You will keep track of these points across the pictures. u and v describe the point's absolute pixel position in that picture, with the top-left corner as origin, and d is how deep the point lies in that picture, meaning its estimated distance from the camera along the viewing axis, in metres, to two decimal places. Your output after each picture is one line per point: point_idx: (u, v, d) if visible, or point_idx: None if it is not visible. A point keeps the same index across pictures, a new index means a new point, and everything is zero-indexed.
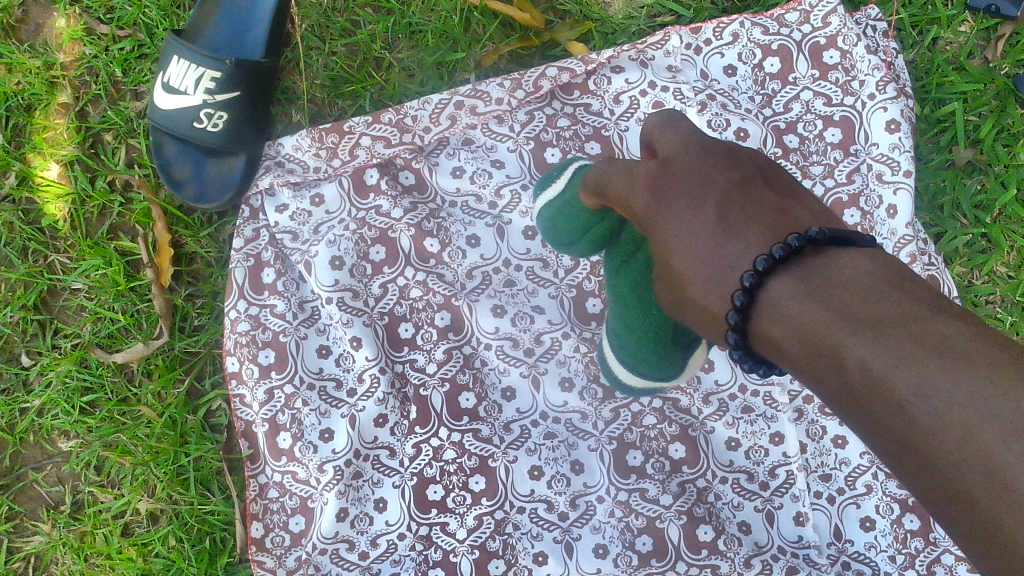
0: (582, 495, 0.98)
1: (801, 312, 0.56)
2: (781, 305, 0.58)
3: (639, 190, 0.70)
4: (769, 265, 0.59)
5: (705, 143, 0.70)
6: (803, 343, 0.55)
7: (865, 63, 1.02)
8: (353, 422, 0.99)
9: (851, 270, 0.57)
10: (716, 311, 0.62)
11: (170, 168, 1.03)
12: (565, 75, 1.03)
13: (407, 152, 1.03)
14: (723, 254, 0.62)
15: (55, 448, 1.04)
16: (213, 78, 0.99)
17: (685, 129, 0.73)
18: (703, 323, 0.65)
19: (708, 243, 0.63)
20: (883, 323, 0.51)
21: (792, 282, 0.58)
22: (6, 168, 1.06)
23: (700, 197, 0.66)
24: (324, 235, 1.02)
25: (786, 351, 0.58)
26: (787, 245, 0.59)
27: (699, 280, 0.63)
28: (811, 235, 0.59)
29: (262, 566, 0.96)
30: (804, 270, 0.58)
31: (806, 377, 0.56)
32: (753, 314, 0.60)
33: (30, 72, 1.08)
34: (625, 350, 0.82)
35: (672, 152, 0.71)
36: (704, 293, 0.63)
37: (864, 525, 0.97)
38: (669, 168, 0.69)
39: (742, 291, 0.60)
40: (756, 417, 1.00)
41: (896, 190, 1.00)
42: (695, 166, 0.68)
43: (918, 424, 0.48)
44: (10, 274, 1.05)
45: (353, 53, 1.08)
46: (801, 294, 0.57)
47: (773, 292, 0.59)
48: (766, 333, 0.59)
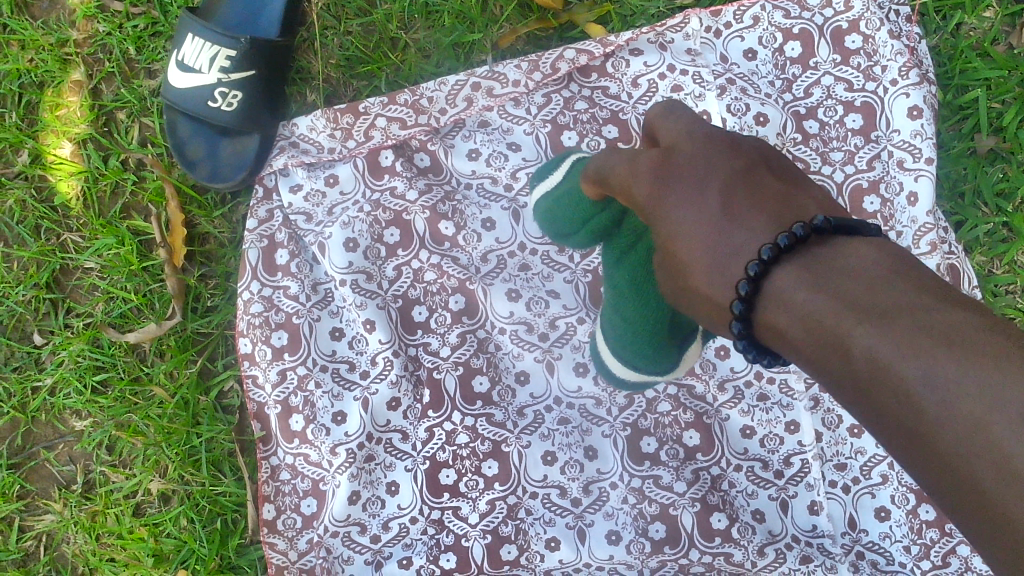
0: (595, 481, 0.98)
1: (806, 302, 0.54)
2: (786, 294, 0.56)
3: (643, 178, 0.68)
4: (775, 254, 0.57)
5: (707, 131, 0.68)
6: (809, 334, 0.53)
7: (888, 48, 1.01)
8: (365, 406, 0.98)
9: (857, 259, 0.55)
10: (719, 300, 0.61)
11: (184, 148, 1.02)
12: (583, 57, 1.01)
13: (422, 133, 1.02)
14: (727, 243, 0.60)
15: (67, 427, 1.04)
16: (228, 56, 0.98)
17: (687, 116, 0.71)
18: (706, 313, 0.63)
19: (711, 232, 0.62)
20: (891, 313, 0.50)
21: (797, 270, 0.56)
22: (19, 145, 1.06)
23: (703, 185, 0.64)
24: (338, 217, 1.01)
25: (791, 342, 0.56)
26: (792, 233, 0.57)
27: (702, 269, 0.62)
28: (815, 224, 0.57)
29: (274, 548, 0.96)
30: (809, 258, 0.56)
31: (811, 368, 0.54)
32: (756, 304, 0.58)
33: (43, 50, 1.07)
34: (623, 342, 0.81)
35: (674, 140, 0.69)
36: (707, 283, 0.61)
37: (879, 515, 0.96)
38: (671, 157, 0.67)
39: (747, 280, 0.58)
40: (772, 405, 0.98)
41: (917, 178, 0.99)
42: (697, 153, 0.66)
43: (929, 415, 0.46)
44: (23, 253, 1.05)
45: (368, 32, 1.07)
46: (807, 283, 0.55)
47: (778, 282, 0.57)
48: (771, 323, 0.57)
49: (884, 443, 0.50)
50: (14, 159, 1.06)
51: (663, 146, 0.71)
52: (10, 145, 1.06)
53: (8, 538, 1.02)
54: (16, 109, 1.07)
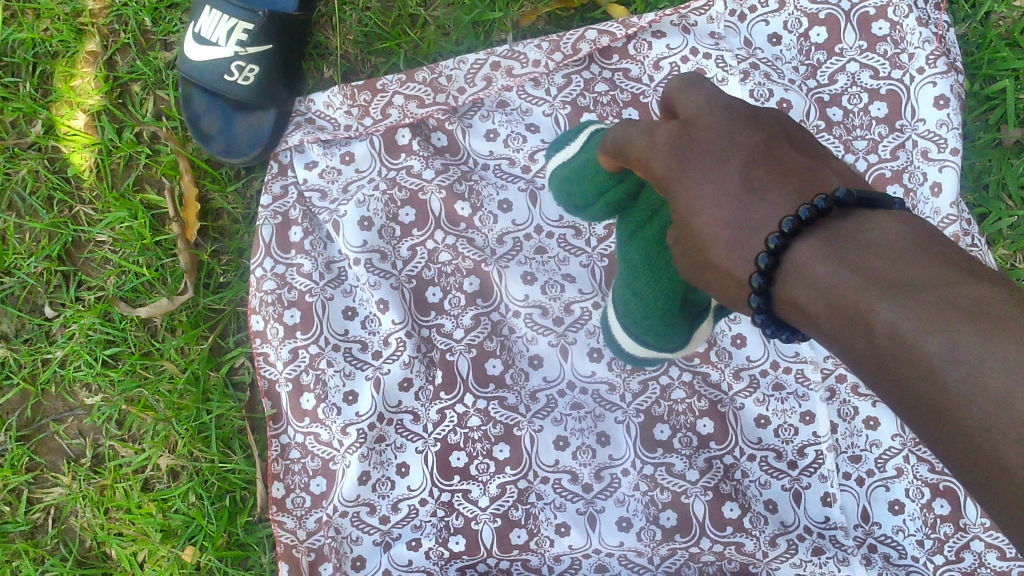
0: (606, 468, 0.97)
1: (827, 275, 0.52)
2: (807, 267, 0.53)
3: (660, 150, 0.65)
4: (795, 227, 0.54)
5: (727, 103, 0.65)
6: (829, 308, 0.51)
7: (916, 36, 0.99)
8: (378, 386, 0.98)
9: (880, 232, 0.52)
10: (738, 277, 0.58)
11: (198, 122, 1.01)
12: (605, 38, 1.00)
13: (441, 112, 1.01)
14: (747, 218, 0.58)
15: (77, 400, 1.04)
16: (245, 29, 0.97)
17: (708, 88, 0.68)
18: (723, 288, 0.60)
19: (730, 204, 0.59)
20: (916, 286, 0.48)
21: (819, 243, 0.54)
22: (33, 116, 1.05)
23: (723, 157, 0.61)
24: (353, 195, 1.00)
25: (811, 316, 0.53)
26: (813, 207, 0.54)
27: (721, 240, 0.59)
28: (838, 196, 0.54)
29: (282, 526, 0.95)
30: (831, 232, 0.54)
31: (832, 344, 0.52)
32: (776, 278, 0.55)
33: (58, 19, 1.06)
34: (633, 318, 0.80)
35: (694, 111, 0.66)
36: (726, 257, 0.58)
37: (893, 509, 0.95)
38: (690, 128, 0.64)
39: (767, 253, 0.55)
40: (788, 395, 0.97)
41: (941, 168, 0.97)
42: (718, 125, 0.63)
43: (951, 390, 0.44)
44: (35, 224, 1.04)
45: (388, 8, 1.06)
46: (828, 255, 0.53)
47: (799, 255, 0.54)
48: (791, 298, 0.55)
49: (906, 419, 0.48)
50: (28, 129, 1.06)
51: (681, 118, 0.67)
52: (24, 115, 1.06)
53: (17, 509, 1.02)
54: (30, 78, 1.06)
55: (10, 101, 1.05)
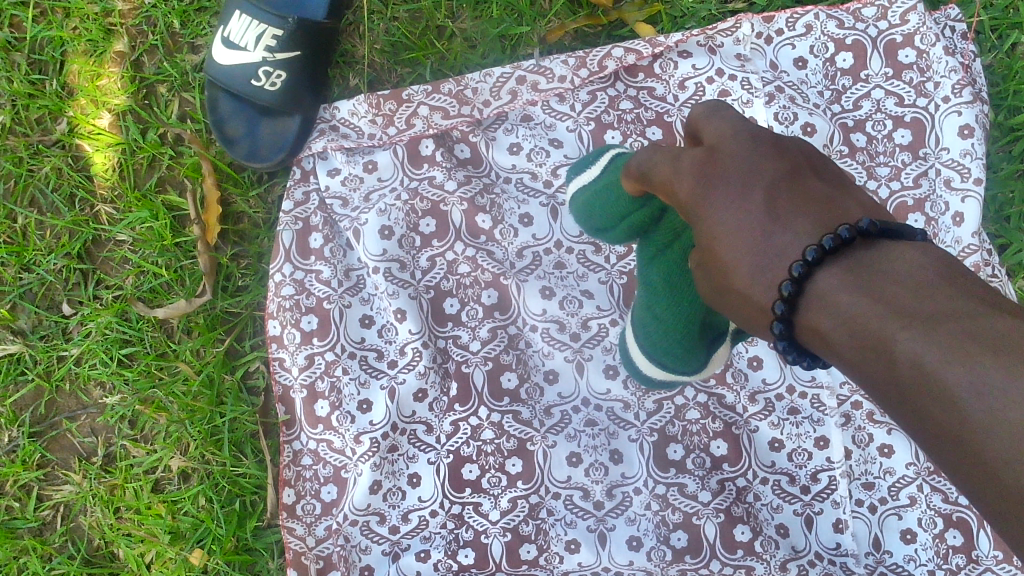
0: (618, 486, 0.96)
1: (851, 305, 0.52)
2: (831, 296, 0.53)
3: (686, 176, 0.63)
4: (819, 255, 0.54)
5: (752, 129, 0.64)
6: (852, 338, 0.51)
7: (942, 65, 0.99)
8: (392, 395, 0.97)
9: (904, 264, 0.52)
10: (760, 304, 0.57)
11: (224, 125, 1.02)
12: (631, 56, 1.01)
13: (465, 124, 1.01)
14: (771, 245, 0.57)
15: (90, 399, 1.04)
16: (275, 35, 0.97)
17: (733, 114, 0.66)
18: (746, 316, 0.59)
19: (755, 232, 0.58)
20: (940, 318, 0.48)
21: (842, 273, 0.53)
22: (58, 113, 1.06)
23: (747, 185, 0.60)
24: (374, 204, 1.00)
25: (833, 346, 0.53)
26: (837, 236, 0.54)
27: (745, 267, 0.58)
28: (862, 226, 0.54)
29: (292, 533, 0.95)
30: (855, 262, 0.54)
31: (853, 375, 0.52)
32: (798, 306, 0.55)
33: (87, 18, 1.06)
34: (653, 343, 0.79)
35: (718, 137, 0.64)
36: (750, 284, 0.58)
37: (905, 538, 0.95)
38: (716, 154, 0.63)
39: (791, 281, 0.54)
40: (803, 419, 0.97)
41: (964, 199, 0.97)
42: (744, 153, 0.62)
43: (972, 423, 0.44)
44: (57, 221, 1.04)
45: (416, 19, 1.06)
46: (852, 285, 0.52)
47: (822, 284, 0.54)
48: (812, 326, 0.54)
49: (925, 450, 0.48)
50: (53, 126, 1.06)
51: (705, 144, 0.66)
52: (49, 112, 1.06)
53: (26, 506, 1.02)
54: (58, 76, 1.06)
55: (36, 98, 1.06)
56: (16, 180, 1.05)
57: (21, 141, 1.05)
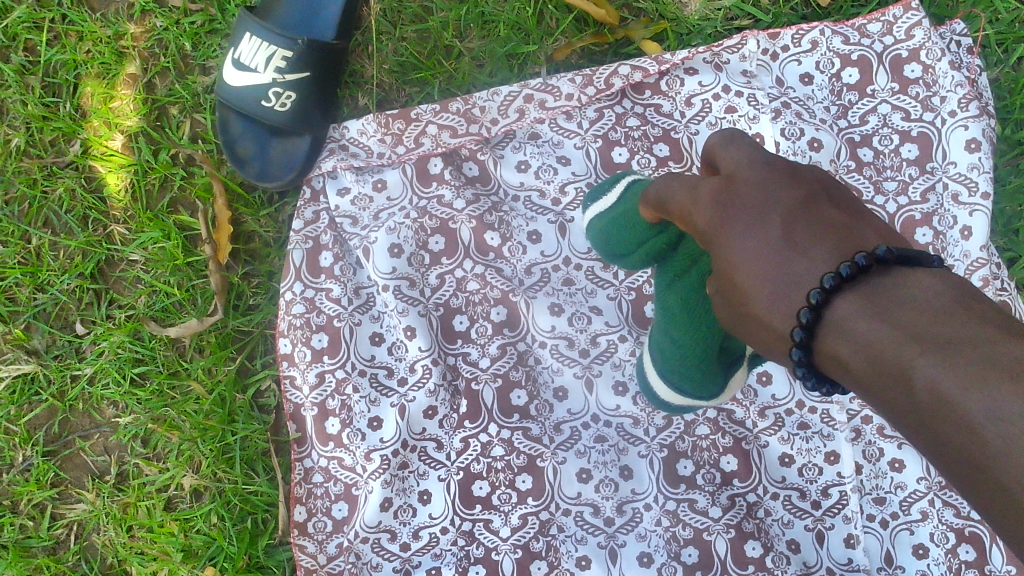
0: (629, 502, 0.96)
1: (869, 333, 0.52)
2: (850, 324, 0.53)
3: (701, 204, 0.65)
4: (837, 283, 0.54)
5: (768, 159, 0.65)
6: (870, 364, 0.51)
7: (948, 79, 1.00)
8: (402, 413, 0.98)
9: (921, 290, 0.52)
10: (778, 329, 0.57)
11: (234, 146, 1.03)
12: (638, 73, 1.02)
13: (473, 142, 1.02)
14: (788, 272, 0.57)
15: (103, 417, 1.05)
16: (284, 56, 0.99)
17: (748, 143, 0.67)
18: (765, 342, 0.60)
19: (772, 259, 0.58)
20: (957, 344, 0.48)
21: (860, 300, 0.53)
22: (72, 135, 1.07)
23: (764, 214, 0.61)
24: (384, 222, 1.01)
25: (853, 372, 0.53)
26: (854, 263, 0.54)
27: (762, 294, 0.58)
28: (879, 253, 0.54)
29: (303, 550, 0.95)
30: (872, 288, 0.54)
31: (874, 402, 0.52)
32: (817, 333, 0.55)
33: (100, 41, 1.08)
34: (670, 366, 0.80)
35: (734, 166, 0.65)
36: (768, 310, 0.58)
37: (917, 553, 0.94)
38: (732, 183, 0.64)
39: (809, 308, 0.55)
40: (813, 434, 0.97)
41: (972, 212, 0.97)
42: (760, 182, 0.63)
43: (991, 449, 0.44)
44: (70, 241, 1.05)
45: (424, 39, 1.07)
46: (870, 312, 0.53)
47: (840, 311, 0.54)
48: (831, 353, 0.54)
49: (948, 476, 0.48)
50: (66, 148, 1.07)
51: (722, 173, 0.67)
52: (63, 134, 1.07)
53: (40, 524, 1.03)
54: (71, 98, 1.08)
55: (49, 120, 1.07)
56: (30, 202, 1.07)
57: (36, 162, 1.07)
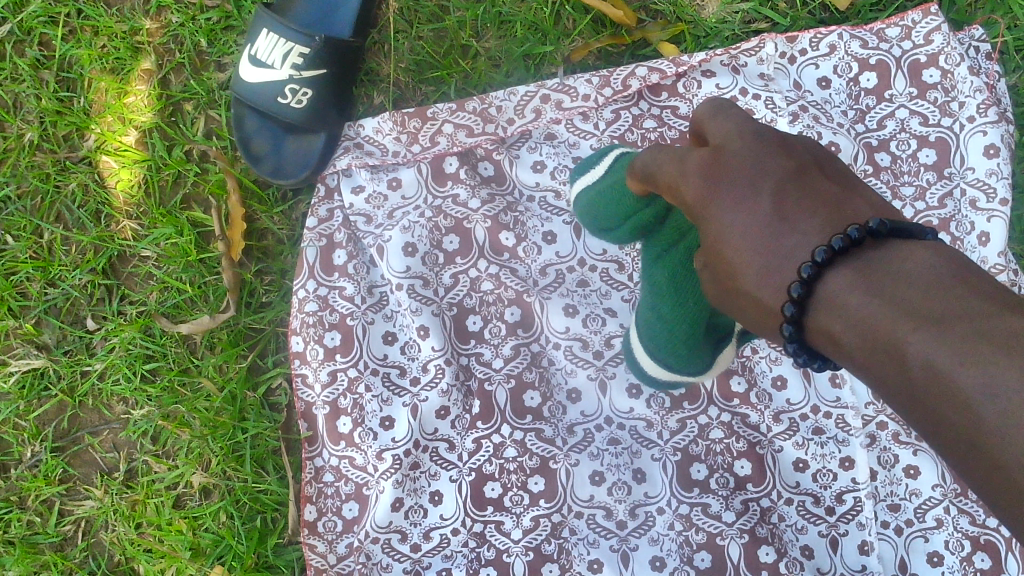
0: (641, 505, 0.96)
1: (860, 307, 0.51)
2: (842, 299, 0.52)
3: (690, 177, 0.63)
4: (827, 256, 0.53)
5: (759, 130, 0.63)
6: (861, 338, 0.50)
7: (967, 84, 0.99)
8: (414, 412, 0.97)
9: (913, 262, 0.51)
10: (769, 306, 0.57)
11: (249, 142, 1.03)
12: (655, 75, 1.01)
13: (489, 142, 1.02)
14: (779, 247, 0.56)
15: (112, 414, 1.04)
16: (301, 53, 0.98)
17: (739, 114, 0.65)
18: (756, 318, 0.59)
19: (764, 235, 0.57)
20: (947, 316, 0.46)
21: (853, 274, 0.52)
22: (85, 130, 1.07)
23: (755, 187, 0.59)
24: (398, 221, 1.01)
25: (845, 347, 0.52)
26: (845, 236, 0.53)
27: (753, 271, 0.57)
28: (871, 226, 0.53)
29: (314, 550, 0.95)
30: (865, 262, 0.52)
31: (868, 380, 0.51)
32: (808, 308, 0.54)
33: (116, 37, 1.08)
34: (658, 343, 0.79)
35: (723, 138, 0.64)
36: (757, 286, 0.57)
37: (931, 560, 0.94)
38: (721, 155, 0.62)
39: (800, 283, 0.54)
40: (828, 439, 0.96)
41: (990, 218, 0.97)
42: (750, 154, 0.61)
43: (983, 422, 0.43)
44: (82, 236, 1.05)
45: (440, 38, 1.07)
46: (861, 285, 0.51)
47: (832, 286, 0.53)
48: (823, 328, 0.53)
49: (940, 451, 0.47)
50: (80, 143, 1.07)
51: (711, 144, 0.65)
52: (77, 129, 1.07)
53: (47, 521, 1.02)
54: (85, 93, 1.07)
55: (64, 115, 1.07)
56: (43, 196, 1.06)
57: (49, 157, 1.06)
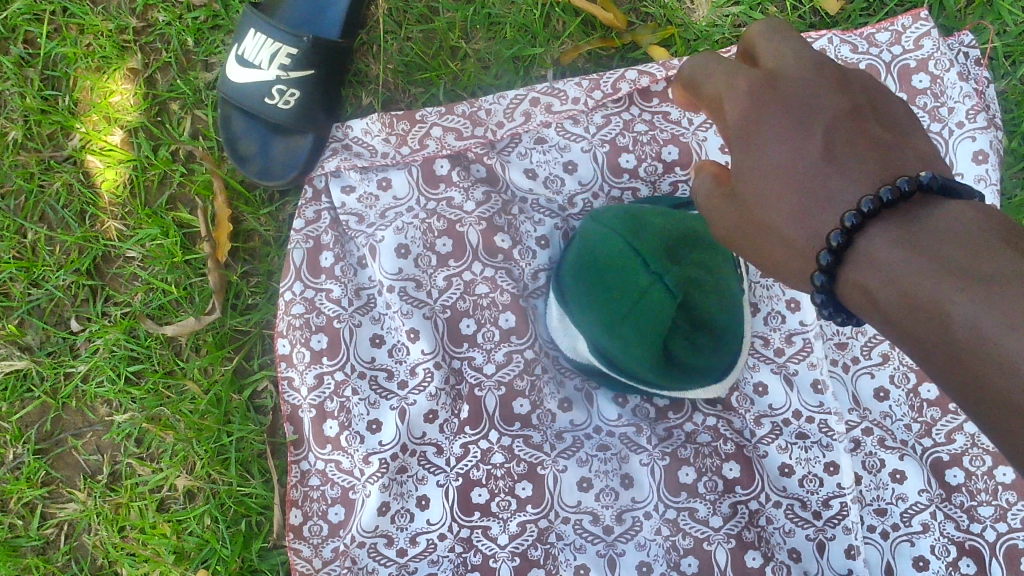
0: (628, 510, 0.95)
1: (902, 264, 0.45)
2: (886, 255, 0.47)
3: (738, 97, 0.55)
4: (874, 208, 0.48)
5: (817, 57, 0.56)
6: (902, 296, 0.45)
7: (956, 90, 1.00)
8: (402, 416, 0.96)
9: (965, 223, 0.45)
10: (797, 245, 0.53)
11: (236, 142, 1.02)
12: (645, 78, 1.01)
13: (479, 145, 1.01)
14: (823, 185, 0.52)
15: (96, 416, 1.03)
16: (289, 54, 0.97)
17: (796, 36, 0.56)
18: (783, 262, 0.55)
19: (800, 170, 0.53)
20: (998, 276, 0.41)
21: (897, 231, 0.47)
22: (70, 129, 1.06)
23: (805, 122, 0.54)
24: (391, 221, 1.00)
25: (881, 306, 0.46)
26: (895, 187, 0.48)
27: (784, 204, 0.53)
28: (921, 180, 0.48)
29: (299, 554, 0.94)
30: (913, 218, 0.47)
31: (909, 347, 0.45)
32: (843, 261, 0.49)
33: (101, 35, 1.06)
34: (627, 345, 0.83)
35: (776, 60, 0.55)
36: (782, 219, 0.53)
37: (917, 565, 0.94)
38: (777, 81, 0.55)
39: (840, 233, 0.49)
40: (812, 443, 0.96)
41: None
42: (804, 78, 0.55)
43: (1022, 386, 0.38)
44: (66, 237, 1.04)
45: (430, 39, 1.06)
46: (905, 243, 0.46)
47: (872, 240, 0.48)
48: (857, 284, 0.48)
49: (968, 416, 0.42)
50: (64, 142, 1.06)
51: (767, 66, 0.56)
52: (62, 128, 1.06)
53: (30, 523, 1.01)
54: (70, 92, 1.06)
55: (48, 114, 1.05)
56: (27, 196, 1.05)
57: (33, 156, 1.05)
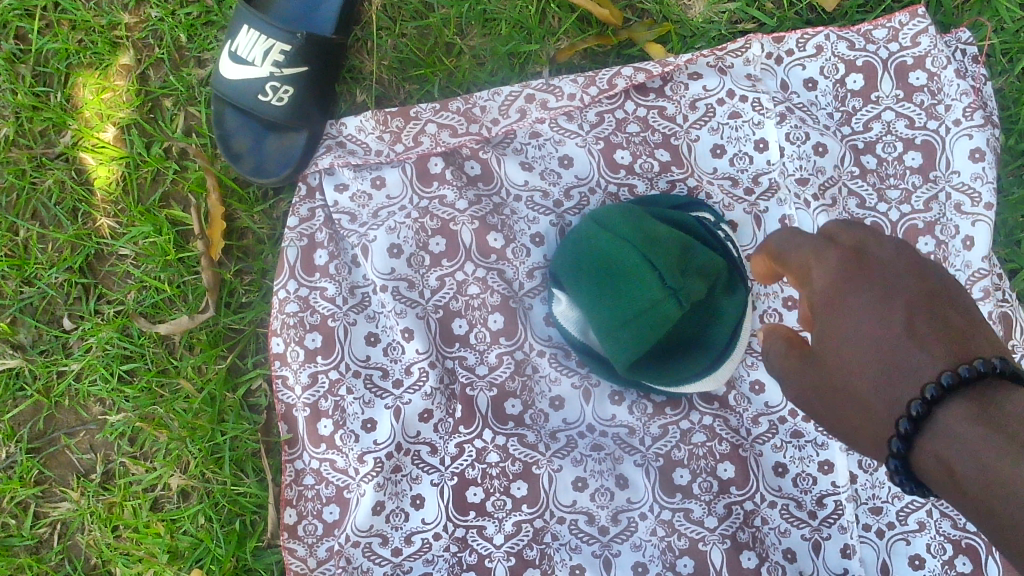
0: (624, 511, 0.95)
1: (977, 452, 0.45)
2: (966, 440, 0.46)
3: (823, 271, 0.57)
4: (946, 388, 0.48)
5: (900, 243, 0.57)
6: (980, 492, 0.44)
7: (953, 87, 0.99)
8: (397, 415, 0.96)
9: None
10: (878, 428, 0.52)
11: (229, 139, 1.01)
12: (641, 75, 1.00)
13: (473, 142, 1.00)
14: (904, 365, 0.51)
15: (89, 415, 1.03)
16: (282, 50, 0.96)
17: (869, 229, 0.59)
18: (863, 437, 0.54)
19: (880, 347, 0.53)
20: None
21: (974, 404, 0.47)
22: (62, 126, 1.05)
23: (890, 294, 0.54)
24: (383, 220, 0.99)
25: (959, 502, 0.46)
26: (974, 367, 0.47)
27: (866, 378, 0.53)
28: (999, 364, 0.47)
29: (293, 554, 0.93)
30: (990, 395, 0.47)
31: (985, 527, 0.45)
32: (918, 440, 0.49)
33: (93, 31, 1.05)
34: (621, 333, 0.82)
35: (859, 240, 0.58)
36: (864, 397, 0.53)
37: (912, 563, 0.94)
38: (865, 262, 0.56)
39: (912, 415, 0.49)
40: (806, 442, 0.96)
41: (974, 222, 0.97)
42: (892, 262, 0.56)
43: None
44: (59, 235, 1.03)
45: (424, 36, 1.05)
46: (981, 431, 0.46)
47: (949, 418, 0.48)
48: (935, 460, 0.48)
49: None
50: (56, 139, 1.05)
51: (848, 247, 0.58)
52: (54, 125, 1.05)
53: (22, 523, 1.01)
54: (62, 89, 1.05)
55: (40, 110, 1.05)
56: (18, 193, 1.04)
57: (25, 153, 1.04)
